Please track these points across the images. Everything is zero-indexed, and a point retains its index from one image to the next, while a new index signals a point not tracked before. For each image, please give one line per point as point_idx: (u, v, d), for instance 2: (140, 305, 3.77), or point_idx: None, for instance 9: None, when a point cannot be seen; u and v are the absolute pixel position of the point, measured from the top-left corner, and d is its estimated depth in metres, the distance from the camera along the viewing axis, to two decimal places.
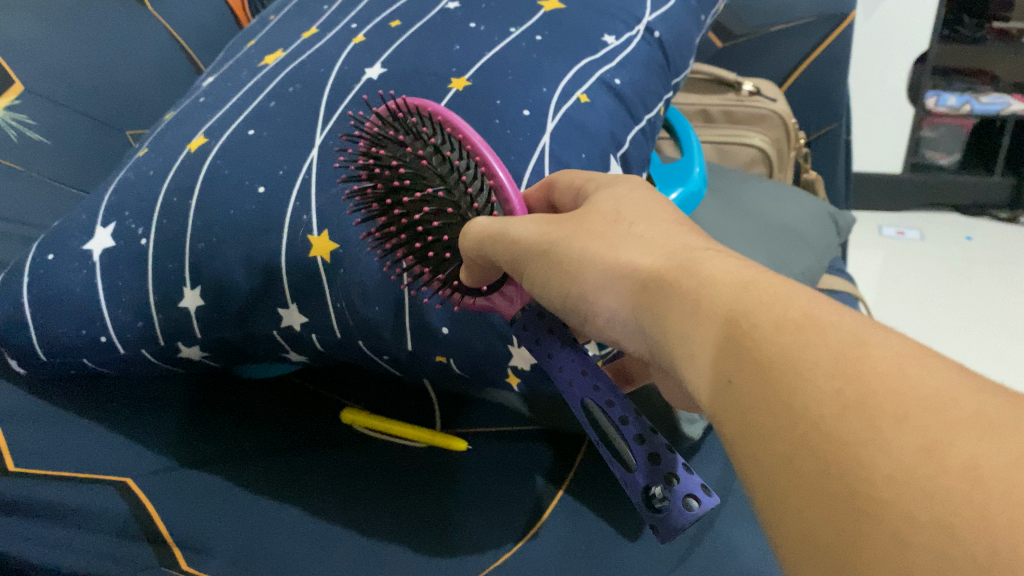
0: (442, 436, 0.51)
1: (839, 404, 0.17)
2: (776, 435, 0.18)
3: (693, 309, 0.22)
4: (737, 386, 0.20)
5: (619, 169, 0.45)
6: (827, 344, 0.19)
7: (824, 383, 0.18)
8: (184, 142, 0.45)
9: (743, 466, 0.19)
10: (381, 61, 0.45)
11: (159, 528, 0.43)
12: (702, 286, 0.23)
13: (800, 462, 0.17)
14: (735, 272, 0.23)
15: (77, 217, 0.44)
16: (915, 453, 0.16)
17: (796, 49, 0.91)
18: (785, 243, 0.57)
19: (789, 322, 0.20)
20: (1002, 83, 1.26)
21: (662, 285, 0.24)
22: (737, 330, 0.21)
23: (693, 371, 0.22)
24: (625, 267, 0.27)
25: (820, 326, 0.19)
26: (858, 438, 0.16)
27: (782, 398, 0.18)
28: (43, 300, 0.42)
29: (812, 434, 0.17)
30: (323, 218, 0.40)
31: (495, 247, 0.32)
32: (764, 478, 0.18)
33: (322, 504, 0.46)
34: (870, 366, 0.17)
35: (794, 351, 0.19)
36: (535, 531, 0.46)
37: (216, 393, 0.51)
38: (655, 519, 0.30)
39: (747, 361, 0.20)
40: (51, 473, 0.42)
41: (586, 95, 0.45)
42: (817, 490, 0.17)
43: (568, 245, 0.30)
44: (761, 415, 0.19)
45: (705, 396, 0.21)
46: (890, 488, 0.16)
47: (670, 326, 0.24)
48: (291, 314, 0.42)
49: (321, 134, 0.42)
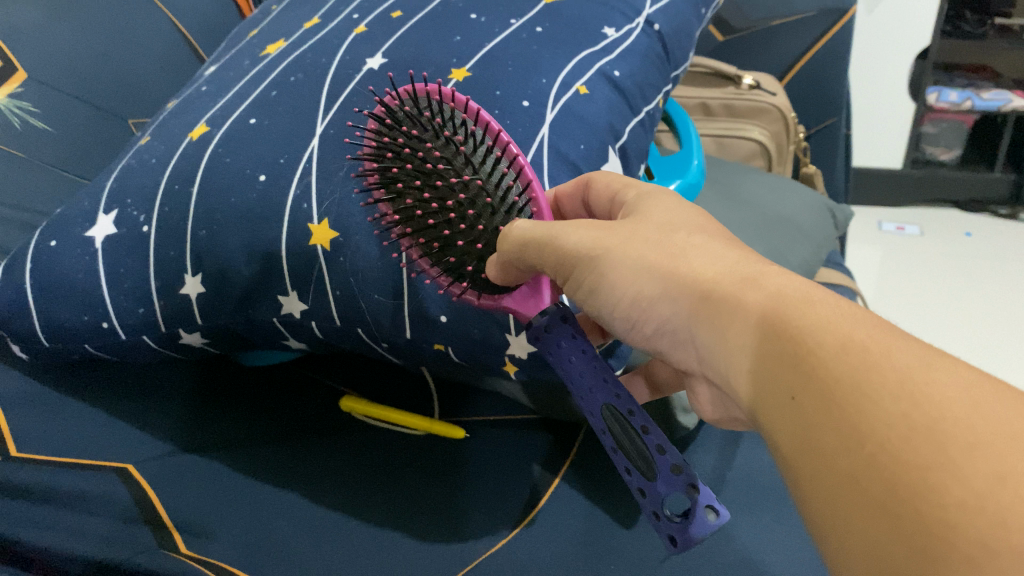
0: (440, 424, 0.51)
1: (906, 426, 0.18)
2: (842, 454, 0.19)
3: (761, 328, 0.24)
4: (803, 404, 0.21)
5: (617, 161, 0.46)
6: (893, 366, 0.20)
7: (891, 405, 0.19)
8: (186, 131, 0.45)
9: (809, 483, 0.21)
10: (382, 51, 0.46)
11: (159, 514, 0.43)
12: (769, 304, 0.24)
13: (872, 483, 0.19)
14: (798, 288, 0.25)
15: (80, 204, 0.44)
16: (986, 478, 0.17)
17: (797, 42, 0.91)
18: (782, 233, 0.57)
19: (853, 343, 0.21)
20: (1003, 79, 1.26)
21: (724, 302, 0.26)
22: (803, 350, 0.22)
23: (763, 384, 0.24)
24: (686, 278, 0.28)
25: (884, 348, 0.20)
26: (930, 461, 0.18)
27: (848, 418, 0.20)
28: (46, 287, 0.42)
29: (879, 454, 0.19)
30: (323, 207, 0.40)
31: (543, 250, 0.33)
32: (833, 497, 0.20)
33: (327, 491, 0.47)
34: (938, 392, 0.19)
35: (858, 371, 0.20)
36: (531, 518, 0.47)
37: (218, 380, 0.52)
38: (674, 528, 0.33)
39: (812, 379, 0.21)
40: (54, 459, 0.43)
41: (585, 86, 0.45)
42: (888, 509, 0.18)
43: (615, 253, 0.31)
44: (826, 433, 0.20)
45: (776, 417, 0.23)
46: (962, 514, 0.17)
47: (738, 342, 0.25)
48: (291, 302, 0.42)
49: (322, 122, 0.43)
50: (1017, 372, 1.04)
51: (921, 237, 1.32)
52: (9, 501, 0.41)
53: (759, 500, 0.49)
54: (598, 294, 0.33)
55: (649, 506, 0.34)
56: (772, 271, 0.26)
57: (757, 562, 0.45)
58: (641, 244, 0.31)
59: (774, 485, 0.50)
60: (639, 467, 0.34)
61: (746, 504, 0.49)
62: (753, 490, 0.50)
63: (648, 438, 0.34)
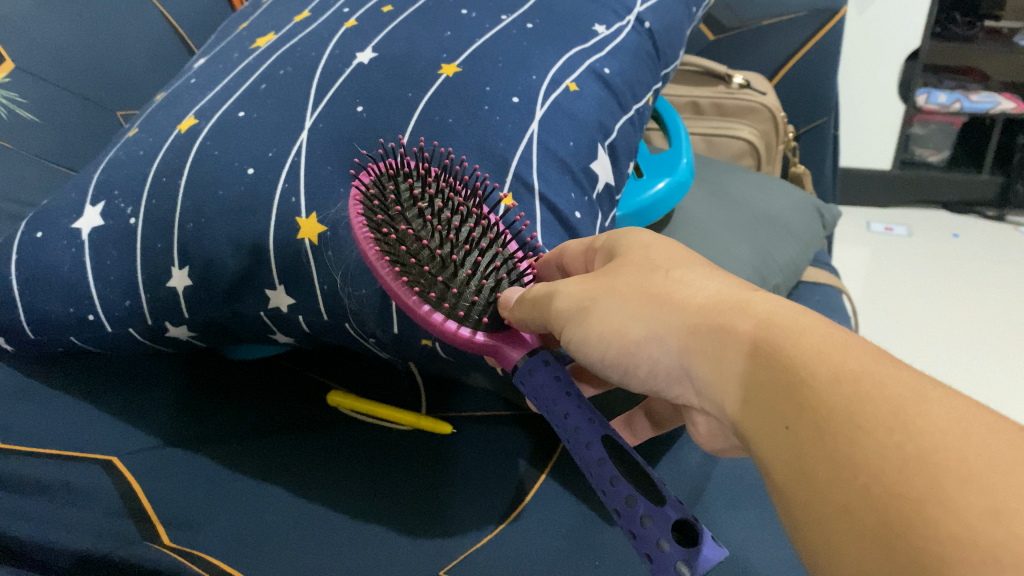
0: (428, 419, 0.52)
1: (901, 459, 0.18)
2: (836, 485, 0.20)
3: (754, 355, 0.25)
4: (796, 434, 0.22)
5: (606, 158, 0.46)
6: (886, 397, 0.20)
7: (886, 438, 0.19)
8: (174, 123, 0.45)
9: (804, 512, 0.21)
10: (372, 45, 0.46)
11: (143, 504, 0.43)
12: (766, 333, 0.25)
13: (865, 517, 0.19)
14: (792, 317, 0.25)
15: (67, 196, 0.44)
16: (980, 512, 0.17)
17: (787, 42, 0.91)
18: (770, 233, 0.57)
19: (846, 374, 0.21)
20: (992, 82, 1.27)
21: (719, 333, 0.27)
22: (797, 379, 0.22)
23: (759, 413, 0.24)
24: (683, 311, 0.29)
25: (877, 378, 0.21)
26: (925, 495, 0.18)
27: (843, 450, 0.20)
28: (31, 278, 0.42)
29: (873, 487, 0.19)
30: (311, 201, 0.40)
31: (540, 306, 0.34)
32: (823, 527, 0.20)
33: (311, 484, 0.47)
34: (930, 424, 0.19)
35: (852, 403, 0.20)
36: (516, 514, 0.47)
37: (206, 374, 0.51)
38: (687, 552, 0.29)
39: (806, 411, 0.22)
40: (38, 450, 0.42)
41: (575, 83, 0.45)
42: (880, 542, 0.18)
43: (610, 303, 0.32)
44: (822, 466, 0.20)
45: (768, 447, 0.23)
46: (955, 547, 0.16)
47: (732, 371, 0.26)
48: (278, 296, 0.42)
49: (311, 116, 0.43)
50: (1005, 374, 1.04)
51: (910, 239, 1.33)
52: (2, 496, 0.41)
53: (745, 497, 0.49)
54: (590, 346, 0.33)
55: (655, 535, 0.30)
56: (763, 297, 0.27)
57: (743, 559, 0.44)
58: (631, 285, 0.31)
59: (761, 483, 0.50)
60: (644, 491, 0.32)
61: (733, 501, 0.48)
62: (740, 487, 0.49)
63: (623, 488, 0.32)
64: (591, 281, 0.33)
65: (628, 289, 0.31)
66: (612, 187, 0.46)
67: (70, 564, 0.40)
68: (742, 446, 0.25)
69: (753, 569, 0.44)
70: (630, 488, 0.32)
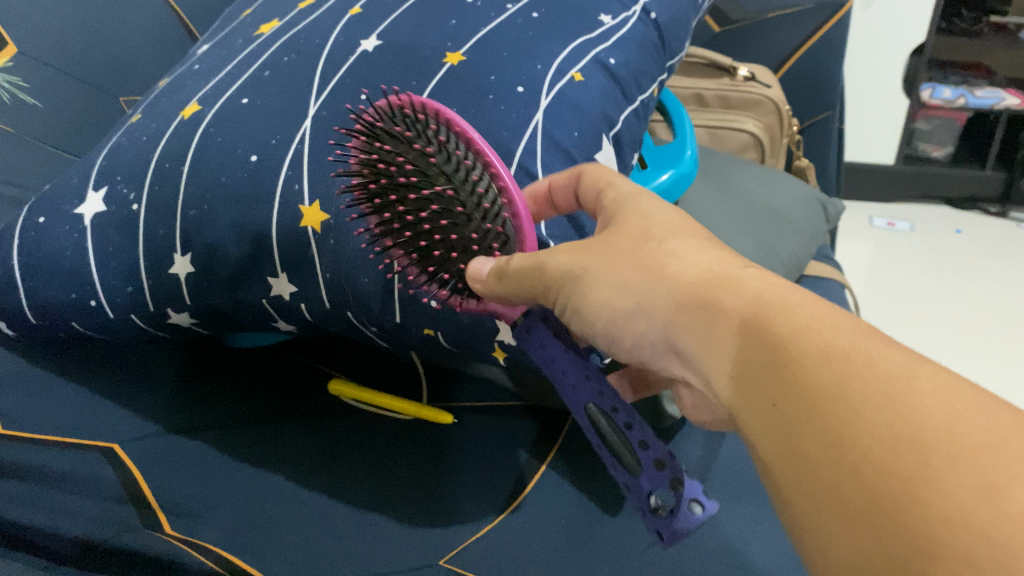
0: (429, 409, 0.51)
1: (891, 438, 0.18)
2: (825, 465, 0.20)
3: (742, 332, 0.24)
4: (785, 412, 0.21)
5: (610, 149, 0.45)
6: (874, 374, 0.20)
7: (874, 416, 0.19)
8: (177, 109, 0.45)
9: (794, 490, 0.21)
10: (377, 33, 0.45)
11: (143, 491, 0.43)
12: (754, 309, 0.25)
13: (855, 497, 0.19)
14: (779, 291, 0.25)
15: (69, 181, 0.44)
16: (971, 493, 0.17)
17: (793, 35, 0.91)
18: (774, 226, 0.57)
19: (835, 351, 0.21)
20: (998, 77, 1.28)
21: (707, 309, 0.27)
22: (785, 356, 0.22)
23: (747, 391, 0.24)
24: (675, 286, 0.29)
25: (866, 355, 0.20)
26: (914, 475, 0.18)
27: (832, 430, 0.20)
28: (35, 263, 0.42)
29: (863, 466, 0.19)
30: (314, 189, 0.40)
31: (528, 276, 0.34)
32: (814, 506, 0.20)
33: (312, 474, 0.47)
34: (919, 401, 0.19)
35: (840, 381, 0.20)
36: (516, 506, 0.47)
37: (205, 360, 0.51)
38: (664, 522, 0.33)
39: (793, 389, 0.21)
40: (38, 437, 0.42)
41: (580, 73, 0.45)
42: (871, 524, 0.18)
43: (603, 277, 0.32)
44: (811, 445, 0.20)
45: (757, 424, 0.23)
46: (945, 529, 0.17)
47: (718, 346, 0.26)
48: (280, 284, 0.42)
49: (315, 104, 0.42)
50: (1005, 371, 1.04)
51: (911, 234, 1.33)
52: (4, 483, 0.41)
53: (744, 489, 0.48)
54: (583, 317, 0.33)
55: (641, 499, 0.34)
56: (752, 272, 0.27)
57: (738, 551, 0.44)
58: (623, 260, 0.32)
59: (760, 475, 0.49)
60: (624, 462, 0.35)
61: (732, 494, 0.48)
62: (741, 479, 0.49)
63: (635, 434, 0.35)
64: (582, 251, 0.33)
65: (621, 263, 0.31)
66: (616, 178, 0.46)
67: (68, 550, 0.42)
68: (730, 422, 0.25)
69: (750, 563, 0.43)
70: (615, 457, 0.35)
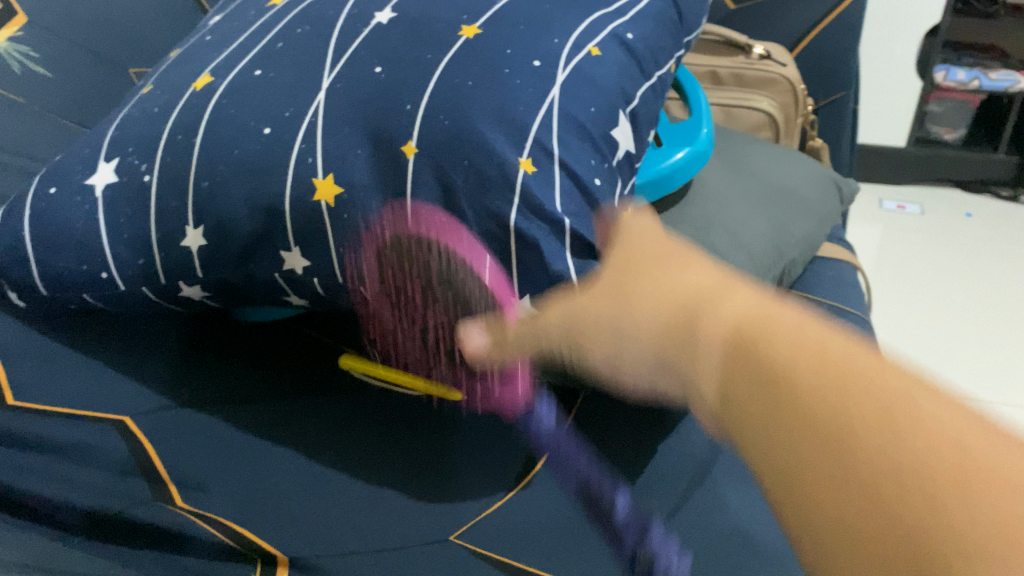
0: (439, 386, 0.48)
1: (908, 480, 0.23)
2: (858, 515, 0.24)
3: (765, 390, 0.28)
4: (818, 458, 0.25)
5: (627, 125, 0.44)
6: (899, 434, 0.24)
7: (903, 453, 0.23)
8: (190, 81, 0.44)
9: (812, 528, 0.25)
10: (392, 6, 0.45)
11: (155, 465, 0.44)
12: (803, 359, 0.27)
13: (889, 537, 0.23)
14: (801, 333, 0.28)
15: (80, 152, 0.44)
16: (996, 532, 0.21)
17: (807, 15, 0.90)
18: (788, 207, 0.56)
19: (889, 416, 0.25)
20: (1012, 60, 1.26)
21: (710, 348, 0.30)
22: (792, 404, 0.26)
23: (752, 423, 0.28)
24: (670, 325, 0.33)
25: (904, 412, 0.24)
26: (920, 522, 0.22)
27: (859, 466, 0.24)
28: (44, 233, 0.42)
29: (882, 488, 0.23)
30: (328, 161, 0.40)
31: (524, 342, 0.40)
32: (833, 539, 0.24)
33: (323, 449, 0.46)
34: (946, 461, 0.23)
35: (889, 447, 0.24)
36: (527, 482, 0.47)
37: (213, 334, 0.50)
38: None
39: (809, 432, 0.26)
40: (49, 409, 0.42)
41: (597, 48, 0.44)
42: (886, 545, 0.23)
43: (619, 342, 0.35)
44: (858, 486, 0.24)
45: (775, 458, 0.27)
46: (952, 540, 0.21)
47: (707, 366, 0.30)
48: (293, 258, 0.42)
49: (328, 77, 0.42)
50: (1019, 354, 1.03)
51: (921, 217, 1.32)
52: (18, 454, 0.42)
53: (754, 472, 0.48)
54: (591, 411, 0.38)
55: None
56: (772, 309, 0.30)
57: (747, 534, 0.44)
58: (647, 292, 0.35)
59: None
60: None
61: (741, 475, 0.47)
62: (751, 462, 0.48)
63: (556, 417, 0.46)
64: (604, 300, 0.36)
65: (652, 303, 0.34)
66: (634, 154, 0.44)
67: (80, 521, 0.43)
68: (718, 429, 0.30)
69: None
70: None
